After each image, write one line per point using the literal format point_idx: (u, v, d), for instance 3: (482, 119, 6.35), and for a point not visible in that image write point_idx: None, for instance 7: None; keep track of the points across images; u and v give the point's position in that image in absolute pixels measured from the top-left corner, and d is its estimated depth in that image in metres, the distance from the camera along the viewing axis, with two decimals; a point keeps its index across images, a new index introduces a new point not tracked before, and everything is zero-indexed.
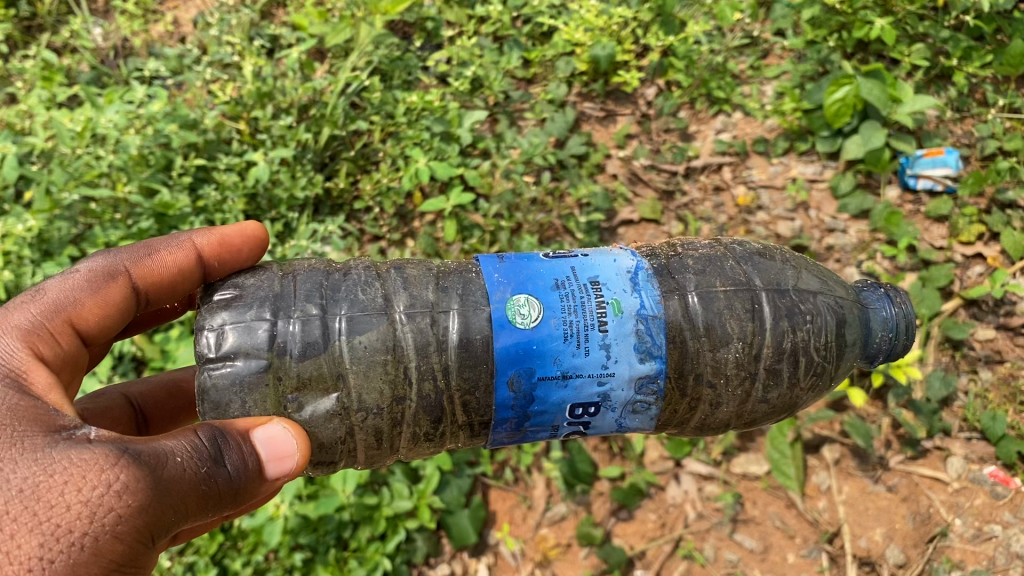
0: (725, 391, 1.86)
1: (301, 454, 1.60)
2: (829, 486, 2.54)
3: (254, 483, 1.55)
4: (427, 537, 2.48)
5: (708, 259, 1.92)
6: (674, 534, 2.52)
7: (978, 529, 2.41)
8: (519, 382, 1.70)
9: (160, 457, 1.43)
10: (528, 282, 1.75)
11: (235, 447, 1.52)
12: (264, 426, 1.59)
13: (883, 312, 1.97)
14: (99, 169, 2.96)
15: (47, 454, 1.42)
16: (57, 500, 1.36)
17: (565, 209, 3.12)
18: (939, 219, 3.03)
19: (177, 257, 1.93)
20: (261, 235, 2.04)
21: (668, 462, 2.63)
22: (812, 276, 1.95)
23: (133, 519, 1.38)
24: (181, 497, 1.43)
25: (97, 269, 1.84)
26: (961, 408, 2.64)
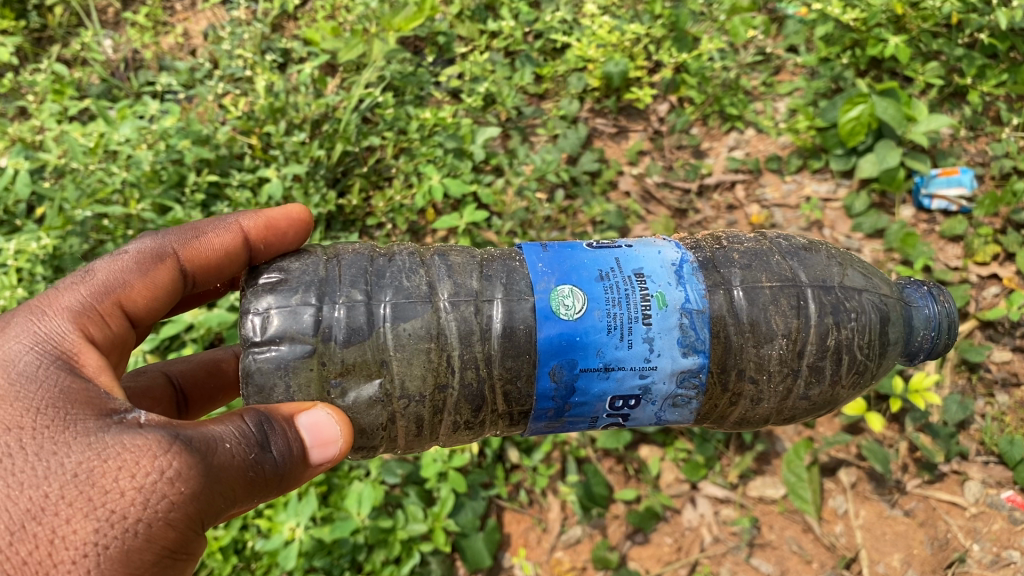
0: (767, 387, 1.86)
1: (345, 441, 1.62)
2: (847, 510, 2.53)
3: (298, 469, 1.58)
4: (441, 560, 2.47)
5: (755, 253, 1.92)
6: (690, 557, 2.51)
7: (996, 555, 2.41)
8: (561, 373, 1.72)
9: (210, 444, 1.46)
10: (572, 273, 1.76)
11: (282, 433, 1.55)
12: (306, 410, 1.61)
13: (926, 310, 1.98)
14: (112, 186, 3.00)
15: (100, 439, 1.44)
16: (111, 486, 1.39)
17: (578, 227, 3.14)
18: (954, 239, 3.03)
19: (224, 240, 1.95)
20: (306, 219, 2.05)
21: (684, 484, 2.63)
22: (857, 273, 1.95)
23: (186, 506, 1.41)
24: (231, 483, 1.46)
25: (144, 251, 1.87)
26: (979, 432, 2.64)
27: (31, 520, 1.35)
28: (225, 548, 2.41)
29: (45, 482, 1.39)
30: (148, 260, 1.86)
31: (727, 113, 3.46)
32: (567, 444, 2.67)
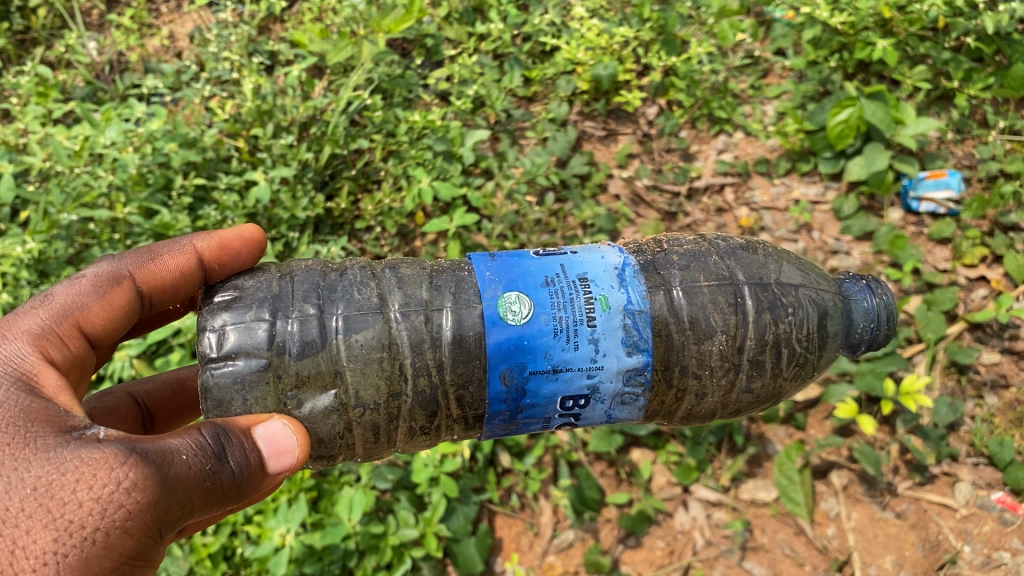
0: (710, 382, 1.85)
1: (302, 451, 1.60)
2: (838, 513, 2.53)
3: (255, 478, 1.55)
4: (433, 565, 2.45)
5: (692, 255, 1.91)
6: (682, 561, 2.50)
7: (986, 556, 2.42)
8: (511, 376, 1.70)
9: (166, 455, 1.43)
10: (518, 280, 1.75)
11: (237, 442, 1.52)
12: (264, 422, 1.59)
13: (865, 303, 1.99)
14: (98, 191, 2.95)
15: (59, 452, 1.43)
16: (68, 497, 1.37)
17: (569, 231, 3.13)
18: (943, 241, 3.04)
19: (178, 260, 1.92)
20: (259, 237, 2.02)
21: (676, 488, 2.63)
22: (794, 269, 1.95)
23: (142, 515, 1.39)
24: (187, 492, 1.43)
25: (100, 274, 1.84)
26: (969, 433, 2.65)
27: None
28: (214, 555, 2.38)
29: (7, 496, 1.37)
30: (106, 282, 1.84)
31: (715, 116, 3.47)
32: (559, 448, 2.66)
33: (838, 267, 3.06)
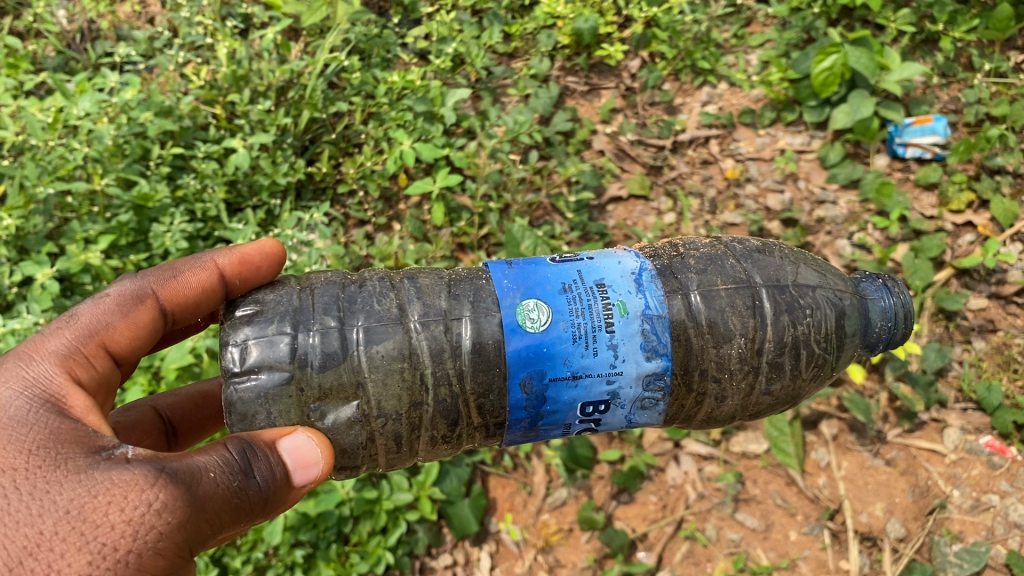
0: (729, 386, 1.81)
1: (326, 462, 1.56)
2: (829, 462, 2.55)
3: (281, 492, 1.51)
4: (428, 528, 2.47)
5: (709, 258, 1.86)
6: (675, 515, 2.53)
7: (976, 499, 2.44)
8: (531, 384, 1.68)
9: (195, 473, 1.39)
10: (536, 287, 1.72)
11: (264, 457, 1.48)
12: (288, 435, 1.54)
13: (882, 302, 1.95)
14: (73, 163, 2.88)
15: (88, 474, 1.37)
16: (100, 520, 1.32)
17: (553, 188, 3.10)
18: (929, 187, 3.03)
19: (200, 277, 1.85)
20: (280, 252, 1.94)
21: (667, 443, 2.63)
22: (811, 270, 1.91)
23: (174, 535, 1.34)
24: (216, 511, 1.39)
25: (124, 295, 1.78)
26: (956, 379, 2.67)
27: (27, 556, 1.28)
28: None
29: (39, 520, 1.31)
30: (130, 304, 1.78)
31: (698, 67, 3.41)
32: None
33: (825, 217, 3.05)
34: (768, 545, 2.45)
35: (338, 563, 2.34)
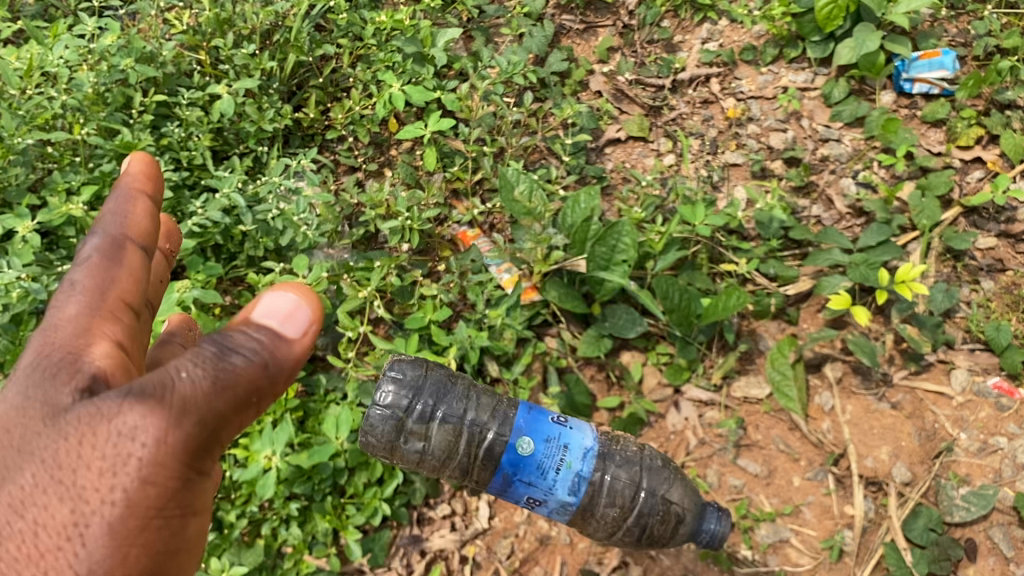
0: (598, 528, 2.06)
1: (310, 309, 1.36)
2: (833, 406, 2.49)
3: (280, 356, 1.31)
4: (425, 478, 2.42)
5: (628, 462, 2.08)
6: (676, 461, 2.48)
7: (983, 442, 2.39)
8: (504, 477, 1.96)
9: (162, 382, 1.20)
10: (531, 430, 1.96)
11: (245, 335, 1.29)
12: (261, 301, 1.35)
13: (712, 526, 2.11)
14: (51, 111, 2.77)
15: (61, 410, 1.22)
16: (75, 461, 1.18)
17: (549, 131, 3.00)
18: (936, 123, 2.94)
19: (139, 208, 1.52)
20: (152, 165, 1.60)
21: (667, 389, 2.58)
22: (682, 487, 2.12)
23: (157, 457, 1.19)
24: (201, 415, 1.22)
25: (97, 253, 1.42)
26: (964, 320, 2.60)
27: (14, 517, 1.19)
28: None
29: (19, 475, 1.21)
30: (107, 260, 1.41)
31: (698, 2, 3.28)
32: (548, 356, 2.60)
33: (829, 155, 2.96)
34: (771, 491, 2.40)
35: (334, 515, 2.31)
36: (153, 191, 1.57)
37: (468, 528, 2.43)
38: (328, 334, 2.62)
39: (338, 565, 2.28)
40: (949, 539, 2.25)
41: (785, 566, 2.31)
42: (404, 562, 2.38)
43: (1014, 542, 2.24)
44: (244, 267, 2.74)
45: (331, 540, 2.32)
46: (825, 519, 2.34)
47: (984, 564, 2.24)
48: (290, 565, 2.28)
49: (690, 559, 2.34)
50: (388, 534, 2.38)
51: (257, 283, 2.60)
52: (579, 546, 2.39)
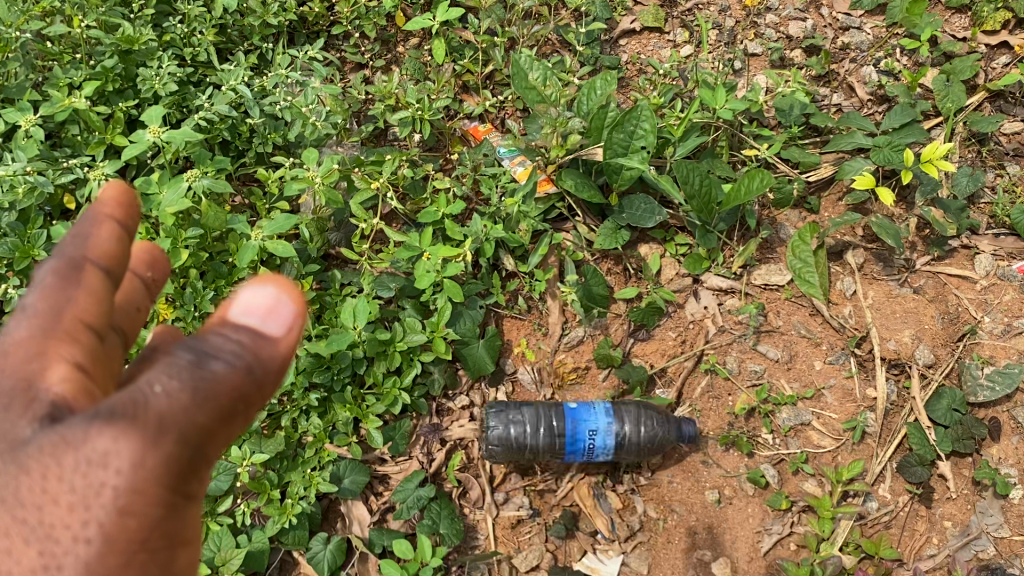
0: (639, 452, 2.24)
1: (293, 305, 1.11)
2: (855, 291, 2.46)
3: (266, 363, 1.05)
4: (443, 369, 2.40)
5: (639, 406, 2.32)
6: (695, 350, 2.45)
7: (1007, 325, 2.36)
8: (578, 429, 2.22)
9: (131, 399, 0.93)
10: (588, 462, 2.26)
11: (223, 337, 1.03)
12: (235, 301, 1.09)
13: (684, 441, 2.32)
14: (49, 4, 2.65)
15: (19, 444, 0.96)
16: (38, 497, 0.93)
17: (562, 22, 2.93)
18: (960, 9, 2.88)
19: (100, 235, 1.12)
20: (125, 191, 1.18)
21: (686, 279, 2.54)
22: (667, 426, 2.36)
23: (137, 485, 0.93)
24: (184, 432, 0.95)
25: (47, 274, 1.07)
26: (989, 206, 2.55)
27: None
28: None
29: None
30: (61, 281, 1.07)
31: None
32: (564, 249, 2.55)
33: (849, 44, 2.88)
34: (792, 375, 2.39)
35: (354, 405, 2.29)
36: (121, 208, 1.16)
37: None
38: (341, 230, 2.58)
39: (359, 453, 2.28)
40: (972, 418, 2.22)
41: (807, 448, 2.30)
42: (424, 452, 2.37)
43: None
44: (252, 163, 2.67)
45: (351, 429, 2.31)
46: (846, 402, 2.33)
47: (1007, 443, 2.23)
48: (311, 455, 2.26)
49: (711, 445, 2.34)
50: (407, 424, 2.35)
51: (267, 177, 2.54)
52: None
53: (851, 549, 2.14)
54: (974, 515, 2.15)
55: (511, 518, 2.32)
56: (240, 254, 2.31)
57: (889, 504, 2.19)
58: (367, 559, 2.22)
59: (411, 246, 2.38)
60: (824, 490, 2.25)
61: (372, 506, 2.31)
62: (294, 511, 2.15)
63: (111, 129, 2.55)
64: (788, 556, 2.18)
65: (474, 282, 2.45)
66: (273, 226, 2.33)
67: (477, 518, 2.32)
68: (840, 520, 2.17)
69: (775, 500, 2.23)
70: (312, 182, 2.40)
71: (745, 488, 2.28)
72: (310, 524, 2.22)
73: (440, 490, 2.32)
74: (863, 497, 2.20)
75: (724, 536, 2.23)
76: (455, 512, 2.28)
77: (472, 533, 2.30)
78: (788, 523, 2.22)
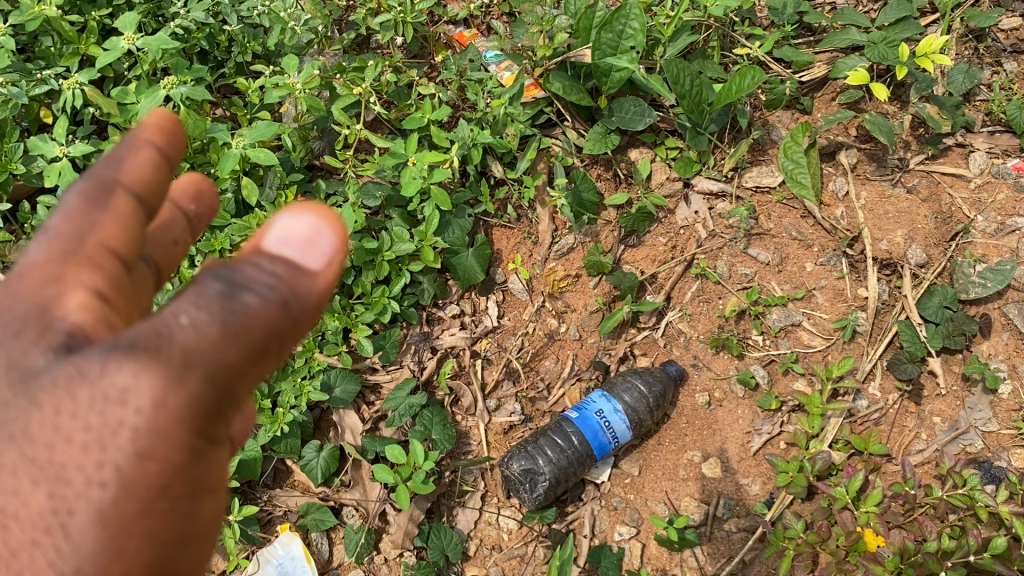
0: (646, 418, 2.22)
1: (335, 237, 0.94)
2: (847, 193, 2.43)
3: (304, 300, 0.89)
4: (433, 279, 2.37)
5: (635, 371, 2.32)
6: (686, 255, 2.44)
7: (1000, 224, 2.33)
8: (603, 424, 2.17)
9: (154, 329, 0.80)
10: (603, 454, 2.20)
11: (259, 266, 0.87)
12: (273, 227, 0.91)
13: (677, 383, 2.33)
14: None
15: (32, 375, 0.85)
16: (50, 434, 0.82)
17: None
18: None
19: (136, 161, 1.00)
20: (167, 119, 1.05)
21: (676, 184, 2.51)
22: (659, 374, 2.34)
23: (159, 428, 0.81)
24: (209, 367, 0.82)
25: (74, 198, 0.95)
26: (985, 103, 2.51)
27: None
28: None
29: None
30: (87, 205, 0.94)
31: None
32: (553, 154, 2.50)
33: None
34: (783, 278, 2.38)
35: (342, 315, 2.26)
36: (165, 134, 1.04)
37: (478, 326, 2.43)
38: (324, 139, 2.52)
39: (349, 362, 2.25)
40: (963, 316, 2.20)
41: (798, 348, 2.31)
42: (415, 360, 2.34)
43: None
44: (231, 74, 2.61)
45: (341, 339, 2.28)
46: (837, 303, 2.33)
47: (998, 340, 2.22)
48: (301, 364, 2.21)
49: (701, 349, 2.36)
50: (398, 333, 2.32)
51: (247, 87, 2.48)
52: (589, 341, 2.42)
53: (840, 446, 2.16)
54: (963, 411, 2.17)
55: (503, 424, 2.33)
56: (221, 162, 2.27)
57: (879, 403, 2.21)
58: (361, 466, 2.23)
59: (397, 154, 2.31)
60: (814, 389, 2.26)
61: (365, 415, 2.31)
62: (286, 420, 2.15)
63: (84, 39, 2.47)
64: (777, 454, 2.20)
65: (462, 191, 2.39)
66: (253, 134, 2.28)
67: (470, 424, 2.33)
68: (830, 418, 2.19)
69: (766, 401, 2.24)
70: (293, 89, 2.34)
71: (735, 391, 2.30)
72: (302, 432, 2.23)
73: (432, 398, 2.31)
74: (853, 395, 2.22)
75: (714, 437, 2.26)
76: (448, 418, 2.27)
77: (465, 440, 2.31)
78: (778, 423, 2.23)
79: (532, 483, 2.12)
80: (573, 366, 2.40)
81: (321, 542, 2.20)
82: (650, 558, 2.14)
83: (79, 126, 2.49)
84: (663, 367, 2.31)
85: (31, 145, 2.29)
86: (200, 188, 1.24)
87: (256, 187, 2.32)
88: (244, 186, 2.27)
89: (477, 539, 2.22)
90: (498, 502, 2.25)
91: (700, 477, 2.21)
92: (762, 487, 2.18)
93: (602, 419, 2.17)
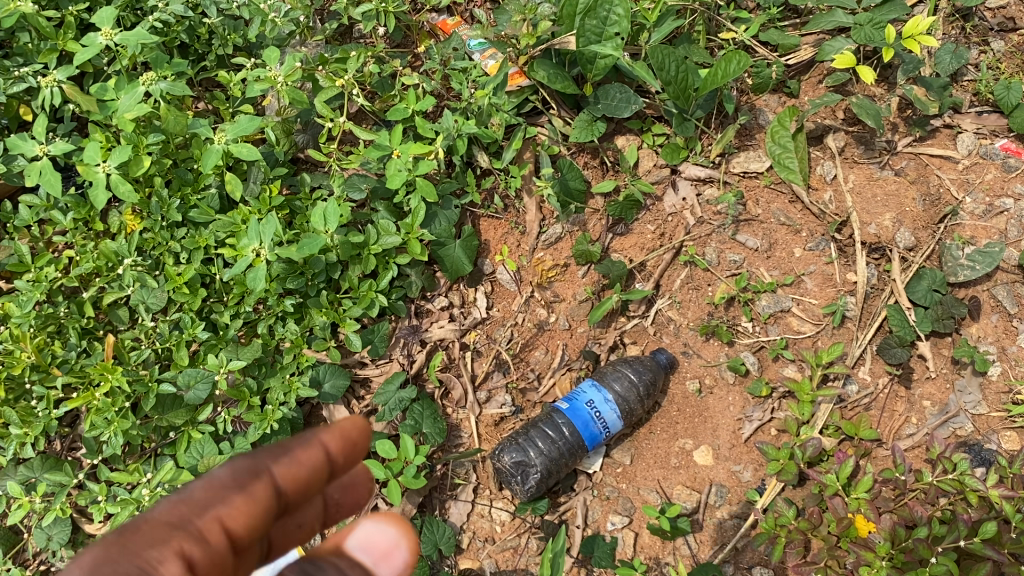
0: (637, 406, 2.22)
1: None
2: (835, 176, 2.41)
3: None
4: (421, 272, 2.36)
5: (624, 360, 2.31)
6: (674, 242, 2.43)
7: (989, 205, 2.32)
8: (595, 414, 2.16)
9: None
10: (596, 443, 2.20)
11: (334, 566, 1.15)
12: None
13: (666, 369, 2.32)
14: None
15: None
16: None
17: None
18: None
19: (309, 461, 1.21)
20: (359, 436, 1.27)
21: (664, 170, 2.49)
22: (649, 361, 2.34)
23: None
24: None
25: (225, 473, 1.15)
26: (972, 83, 2.48)
27: None
28: (192, 283, 2.27)
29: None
30: (229, 484, 1.14)
31: None
32: (539, 143, 2.48)
33: None
34: (771, 264, 2.37)
35: (330, 310, 2.25)
36: (342, 442, 1.25)
37: (467, 318, 2.41)
38: (308, 131, 2.51)
39: (337, 356, 2.25)
40: (952, 299, 2.20)
41: (787, 335, 2.31)
42: (404, 353, 2.34)
43: (1017, 299, 2.23)
44: (212, 67, 2.57)
45: (329, 334, 2.27)
46: (826, 288, 2.32)
47: (987, 322, 2.22)
48: (289, 361, 2.22)
49: (691, 336, 2.36)
50: (386, 326, 2.31)
51: (228, 80, 2.45)
52: (579, 330, 2.41)
53: (831, 432, 2.16)
54: (953, 394, 2.17)
55: (494, 416, 2.33)
56: (204, 158, 2.25)
57: (869, 387, 2.21)
58: None
59: (381, 146, 2.29)
60: (804, 374, 2.26)
61: (354, 410, 2.31)
62: (276, 417, 2.13)
63: (61, 35, 2.43)
64: (767, 441, 2.20)
65: (448, 181, 2.37)
66: (235, 129, 2.25)
67: (461, 417, 2.33)
68: (820, 404, 2.19)
69: (756, 388, 2.24)
70: (275, 83, 2.32)
71: (725, 377, 2.30)
72: (292, 429, 2.21)
73: (422, 391, 2.30)
74: (843, 379, 2.21)
75: (705, 425, 2.26)
76: (438, 411, 2.27)
77: (456, 432, 2.31)
78: (768, 409, 2.24)
79: (524, 476, 2.11)
80: (563, 356, 2.39)
81: (314, 537, 2.20)
82: (643, 547, 2.14)
83: (60, 124, 2.46)
84: (653, 356, 2.30)
85: (11, 144, 2.27)
86: (353, 482, 1.36)
87: (239, 182, 2.30)
88: (227, 181, 2.26)
89: (470, 532, 2.21)
90: (490, 494, 2.25)
91: (691, 464, 2.22)
92: (754, 474, 2.18)
93: (592, 410, 2.17)
